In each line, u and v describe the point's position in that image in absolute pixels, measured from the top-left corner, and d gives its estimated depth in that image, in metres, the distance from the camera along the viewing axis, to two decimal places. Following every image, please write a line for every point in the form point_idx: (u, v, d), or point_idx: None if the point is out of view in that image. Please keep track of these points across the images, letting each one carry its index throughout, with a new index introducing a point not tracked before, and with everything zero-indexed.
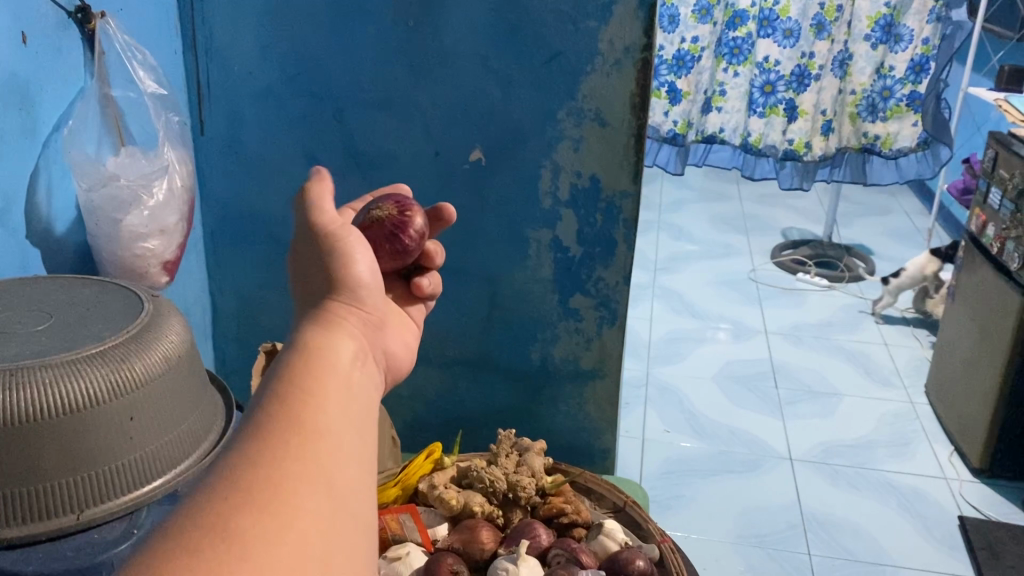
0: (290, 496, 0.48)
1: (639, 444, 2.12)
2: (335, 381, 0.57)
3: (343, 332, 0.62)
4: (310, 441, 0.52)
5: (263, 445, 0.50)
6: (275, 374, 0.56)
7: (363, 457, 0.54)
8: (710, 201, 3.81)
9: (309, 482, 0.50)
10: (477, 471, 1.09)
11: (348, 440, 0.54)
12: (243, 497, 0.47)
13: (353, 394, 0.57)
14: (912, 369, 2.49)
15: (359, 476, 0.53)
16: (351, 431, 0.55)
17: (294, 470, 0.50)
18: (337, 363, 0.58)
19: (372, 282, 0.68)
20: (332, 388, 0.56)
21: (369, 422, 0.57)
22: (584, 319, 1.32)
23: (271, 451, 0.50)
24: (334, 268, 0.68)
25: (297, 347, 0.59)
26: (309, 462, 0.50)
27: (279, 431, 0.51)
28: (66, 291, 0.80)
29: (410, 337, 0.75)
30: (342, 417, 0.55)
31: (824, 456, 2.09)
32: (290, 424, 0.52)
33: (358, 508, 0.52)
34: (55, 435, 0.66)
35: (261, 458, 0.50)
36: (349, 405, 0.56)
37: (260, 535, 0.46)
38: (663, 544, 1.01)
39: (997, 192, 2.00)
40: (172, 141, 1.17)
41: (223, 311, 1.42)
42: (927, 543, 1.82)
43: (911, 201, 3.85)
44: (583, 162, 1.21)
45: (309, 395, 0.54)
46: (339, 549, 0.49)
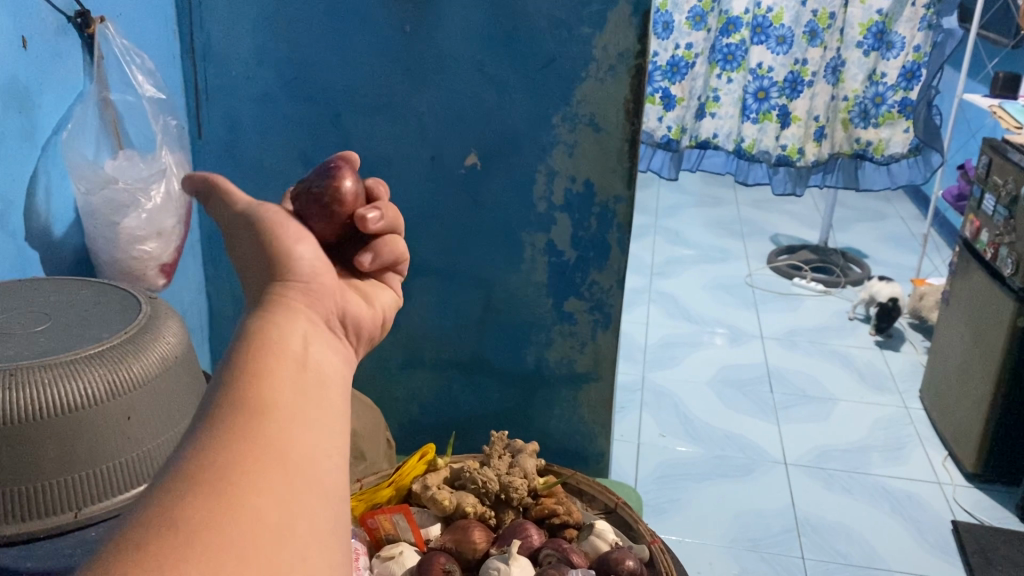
0: (242, 480, 0.45)
1: (634, 448, 2.12)
2: (286, 358, 0.54)
3: (287, 307, 0.58)
4: (261, 421, 0.49)
5: (210, 433, 0.48)
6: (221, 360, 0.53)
7: (323, 430, 0.52)
8: (706, 205, 3.82)
9: (263, 465, 0.47)
10: (470, 472, 1.10)
11: (303, 416, 0.51)
12: (194, 486, 0.44)
13: (307, 370, 0.54)
14: (906, 373, 2.50)
15: (320, 449, 0.50)
16: (309, 411, 0.52)
17: (245, 453, 0.47)
18: (288, 337, 0.55)
19: (313, 255, 0.64)
20: (282, 367, 0.53)
21: (328, 397, 0.54)
22: (578, 322, 1.33)
23: (218, 438, 0.47)
24: (272, 245, 0.64)
25: (241, 329, 0.56)
26: (262, 442, 0.48)
27: (228, 416, 0.49)
28: (65, 292, 0.81)
29: (380, 302, 0.71)
30: (296, 398, 0.52)
31: (818, 460, 2.10)
32: (238, 408, 0.49)
33: (321, 483, 0.49)
34: (52, 435, 0.67)
35: (209, 445, 0.47)
36: (303, 384, 0.53)
37: (213, 521, 0.43)
38: (653, 544, 1.02)
39: (990, 199, 2.02)
40: (170, 144, 1.18)
41: (220, 313, 1.43)
42: (919, 547, 1.83)
43: (906, 206, 3.86)
44: (577, 167, 1.22)
45: (256, 375, 0.51)
46: (302, 527, 0.46)
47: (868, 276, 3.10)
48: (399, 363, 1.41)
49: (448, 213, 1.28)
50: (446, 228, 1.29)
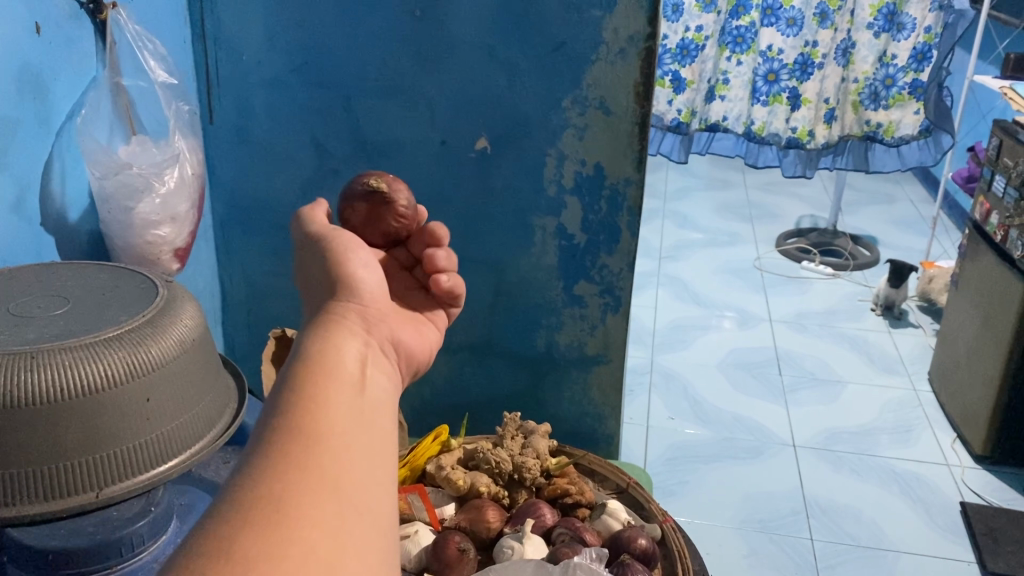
0: (297, 508, 0.44)
1: (643, 430, 2.13)
2: (343, 386, 0.53)
3: (345, 328, 0.59)
4: (315, 449, 0.47)
5: (263, 459, 0.46)
6: (276, 387, 0.52)
7: (375, 459, 0.50)
8: (714, 189, 3.81)
9: (320, 492, 0.45)
10: (483, 453, 1.11)
11: (355, 441, 0.49)
12: (248, 514, 0.43)
13: (360, 396, 0.53)
14: (915, 356, 2.50)
15: (370, 475, 0.49)
16: (362, 433, 0.50)
17: (298, 480, 0.45)
18: (342, 367, 0.54)
19: (369, 283, 0.65)
20: (334, 391, 0.52)
21: (379, 423, 0.53)
22: (588, 305, 1.33)
23: (270, 464, 0.46)
24: (335, 272, 0.65)
25: (296, 353, 0.55)
26: (320, 470, 0.46)
27: (280, 439, 0.47)
28: (82, 276, 0.82)
29: (422, 336, 0.70)
30: (349, 420, 0.50)
31: (826, 442, 2.11)
32: (293, 435, 0.48)
33: (375, 509, 0.47)
34: (75, 415, 0.68)
35: (265, 468, 0.46)
36: (356, 407, 0.52)
37: (268, 550, 0.41)
38: (664, 524, 1.04)
39: (1000, 180, 2.01)
40: (183, 130, 1.19)
41: (232, 296, 1.44)
42: (929, 529, 1.83)
43: (916, 189, 3.85)
44: (587, 150, 1.22)
45: (310, 402, 0.50)
46: (352, 553, 0.44)
47: (877, 259, 3.10)
48: None
49: (458, 197, 1.29)
50: (456, 211, 1.30)
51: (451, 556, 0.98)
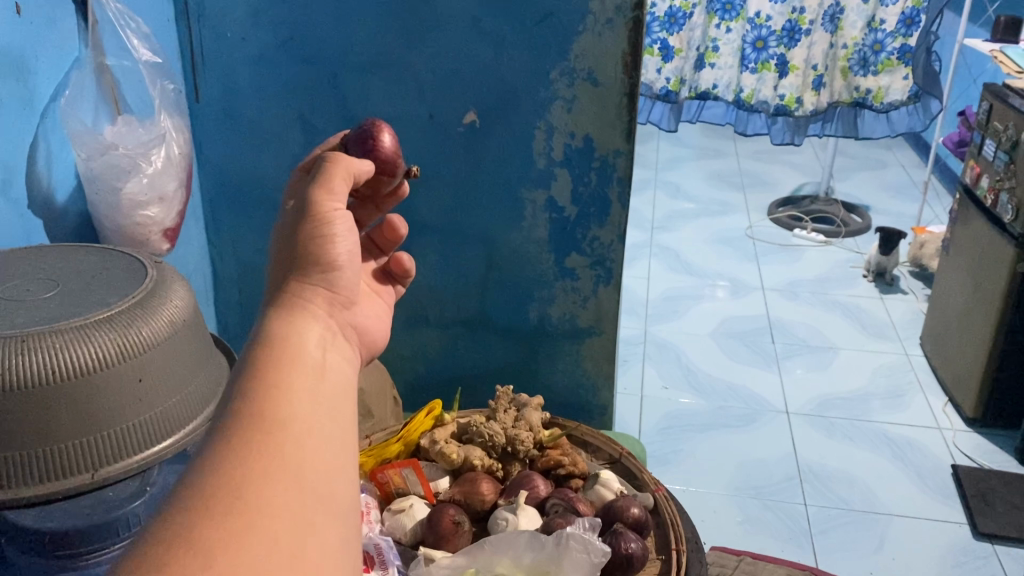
0: (260, 494, 0.44)
1: (637, 400, 2.15)
2: (304, 372, 0.53)
3: (310, 313, 0.59)
4: (277, 436, 0.48)
5: (229, 443, 0.47)
6: (238, 373, 0.52)
7: (337, 443, 0.50)
8: (706, 158, 3.81)
9: (281, 478, 0.46)
10: (476, 426, 1.11)
11: (320, 426, 0.50)
12: (210, 501, 0.43)
13: (323, 382, 0.53)
14: (906, 322, 2.51)
15: (334, 459, 0.49)
16: (327, 419, 0.51)
17: (263, 467, 0.46)
18: (302, 352, 0.54)
19: (344, 261, 0.63)
20: (298, 377, 0.52)
21: (343, 407, 0.53)
22: (580, 278, 1.34)
23: (234, 450, 0.46)
24: (309, 244, 0.63)
25: (256, 336, 0.55)
26: (282, 457, 0.47)
27: (245, 425, 0.48)
28: (71, 259, 0.82)
29: (379, 313, 0.72)
30: (313, 405, 0.51)
31: (819, 408, 2.13)
32: (255, 422, 0.48)
33: (338, 495, 0.48)
34: (66, 397, 0.68)
35: (230, 454, 0.46)
36: (320, 392, 0.52)
37: (231, 538, 0.42)
38: (657, 493, 1.05)
39: (991, 144, 2.01)
40: (168, 109, 1.18)
41: (223, 275, 1.44)
42: (922, 492, 1.85)
43: (907, 154, 3.86)
44: (576, 122, 1.22)
45: (271, 388, 0.50)
46: (314, 539, 0.45)
47: (869, 225, 3.10)
48: (404, 322, 1.42)
49: (447, 172, 1.29)
50: (446, 185, 1.30)
51: (446, 529, 0.98)
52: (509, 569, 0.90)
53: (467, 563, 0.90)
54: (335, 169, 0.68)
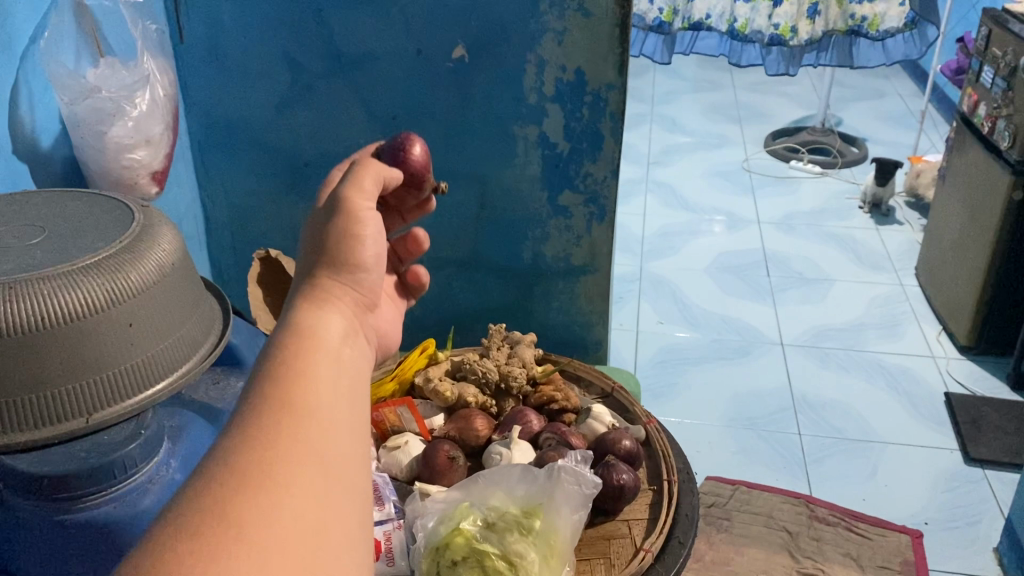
0: (278, 493, 0.44)
1: (632, 335, 2.16)
2: (326, 360, 0.52)
3: (334, 310, 0.56)
4: (300, 426, 0.47)
5: (248, 436, 0.46)
6: (260, 361, 0.51)
7: (356, 436, 0.50)
8: (701, 91, 3.77)
9: (304, 472, 0.45)
10: (470, 363, 1.12)
11: (339, 421, 0.49)
12: (231, 490, 0.43)
13: (343, 376, 0.52)
14: (902, 252, 2.52)
15: (350, 456, 0.49)
16: (346, 413, 0.50)
17: (280, 465, 0.45)
18: (325, 341, 0.53)
19: (373, 261, 0.60)
20: (320, 370, 0.51)
21: (360, 402, 0.52)
22: (573, 215, 1.33)
23: (254, 445, 0.45)
24: (336, 242, 0.60)
25: (279, 326, 0.54)
26: (304, 448, 0.46)
27: (266, 419, 0.47)
28: (58, 204, 0.82)
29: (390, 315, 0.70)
30: (333, 401, 0.50)
31: (814, 339, 2.14)
32: (279, 415, 0.47)
33: (353, 495, 0.47)
34: (58, 343, 0.68)
35: (248, 449, 0.45)
36: (341, 384, 0.51)
37: (247, 540, 0.42)
38: (648, 426, 1.07)
39: (989, 71, 1.98)
40: (151, 50, 1.16)
41: (216, 219, 1.44)
42: (915, 420, 1.88)
43: (905, 83, 3.81)
44: (567, 55, 1.19)
45: (295, 375, 0.49)
46: (330, 542, 0.44)
47: (866, 156, 3.08)
48: None
49: (437, 108, 1.27)
50: (437, 122, 1.28)
51: (441, 464, 1.00)
52: (502, 501, 0.91)
53: (463, 496, 0.92)
54: (365, 171, 0.65)
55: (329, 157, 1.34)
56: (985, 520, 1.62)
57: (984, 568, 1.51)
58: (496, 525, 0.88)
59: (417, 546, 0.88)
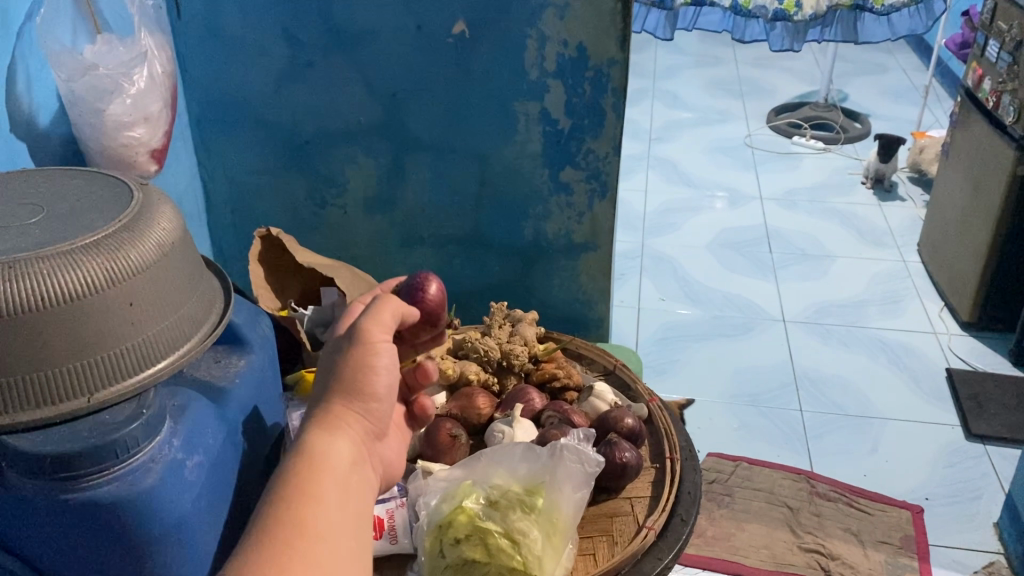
0: None
1: (634, 312, 2.16)
2: (333, 485, 0.62)
3: (342, 440, 0.65)
4: (307, 542, 0.57)
5: (265, 547, 0.56)
6: (277, 481, 0.61)
7: (355, 549, 0.60)
8: (704, 66, 3.74)
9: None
10: (472, 341, 1.12)
11: (341, 539, 0.59)
12: None
13: (347, 499, 0.62)
14: (905, 228, 2.51)
15: (351, 569, 0.58)
16: (347, 532, 0.60)
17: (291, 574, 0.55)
18: (332, 468, 0.63)
19: (384, 394, 0.67)
20: (327, 493, 0.61)
21: (360, 522, 0.62)
22: (575, 192, 1.32)
23: (270, 555, 0.55)
24: (353, 372, 0.66)
25: (296, 450, 0.63)
26: (311, 563, 0.56)
27: (281, 533, 0.57)
28: (56, 183, 0.81)
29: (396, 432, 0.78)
30: (337, 521, 0.60)
31: (815, 316, 2.14)
32: (292, 530, 0.57)
33: None
34: (57, 324, 0.67)
35: (265, 560, 0.55)
36: (343, 506, 0.61)
37: None
38: (651, 404, 1.07)
39: (994, 45, 1.96)
40: (149, 27, 1.15)
41: (215, 198, 1.43)
42: (916, 396, 1.88)
43: (908, 57, 3.78)
44: (569, 30, 1.18)
45: (309, 497, 0.60)
46: None
47: (868, 131, 3.07)
48: (399, 241, 1.42)
49: (438, 84, 1.26)
50: (438, 98, 1.27)
51: (443, 442, 1.00)
52: (505, 479, 0.91)
53: (465, 475, 0.92)
54: (387, 305, 0.71)
55: (329, 134, 1.33)
56: (985, 495, 1.63)
57: (984, 543, 1.51)
58: (499, 503, 0.88)
59: (420, 523, 0.88)
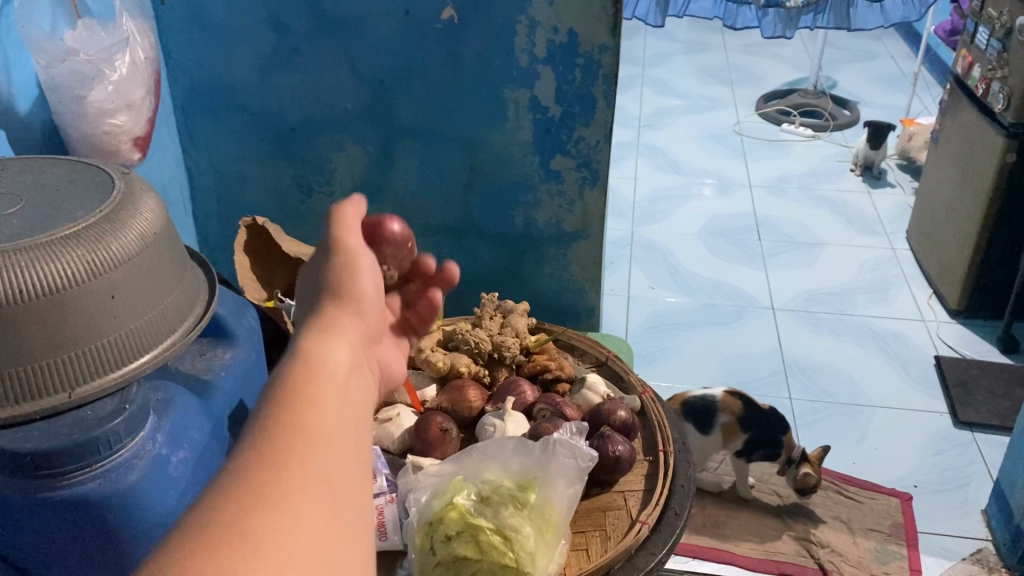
0: (291, 507, 0.44)
1: (624, 301, 2.15)
2: (336, 383, 0.52)
3: (342, 338, 0.57)
4: (307, 443, 0.47)
5: (261, 450, 0.46)
6: (272, 382, 0.51)
7: (361, 456, 0.50)
8: (693, 53, 3.73)
9: (314, 483, 0.45)
10: (463, 333, 1.11)
11: (345, 442, 0.49)
12: (246, 499, 0.43)
13: (351, 400, 0.52)
14: (894, 215, 2.51)
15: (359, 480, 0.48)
16: (352, 437, 0.50)
17: (290, 479, 0.45)
18: (332, 370, 0.53)
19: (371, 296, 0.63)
20: (330, 391, 0.51)
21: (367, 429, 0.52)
22: (566, 180, 1.31)
23: (268, 458, 0.45)
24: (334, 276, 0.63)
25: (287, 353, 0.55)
26: (315, 466, 0.46)
27: (279, 433, 0.47)
28: (34, 172, 0.79)
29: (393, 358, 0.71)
30: (342, 422, 0.50)
31: (805, 303, 2.14)
32: (292, 431, 0.47)
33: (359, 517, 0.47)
34: (36, 317, 0.66)
35: (262, 462, 0.45)
36: (349, 408, 0.52)
37: (255, 551, 0.41)
38: (643, 395, 1.06)
39: (984, 31, 1.95)
40: (130, 12, 1.12)
41: (200, 185, 1.41)
42: (905, 383, 1.88)
43: (897, 44, 3.79)
44: (559, 16, 1.16)
45: (309, 396, 0.50)
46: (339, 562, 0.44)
47: (858, 118, 3.06)
48: None
49: (426, 71, 1.24)
50: (425, 83, 1.26)
51: (433, 437, 0.99)
52: (496, 475, 0.90)
53: (456, 471, 0.91)
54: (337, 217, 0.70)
55: (317, 121, 1.31)
56: (973, 482, 1.63)
57: (972, 531, 1.51)
58: (491, 499, 0.87)
59: (411, 521, 0.87)
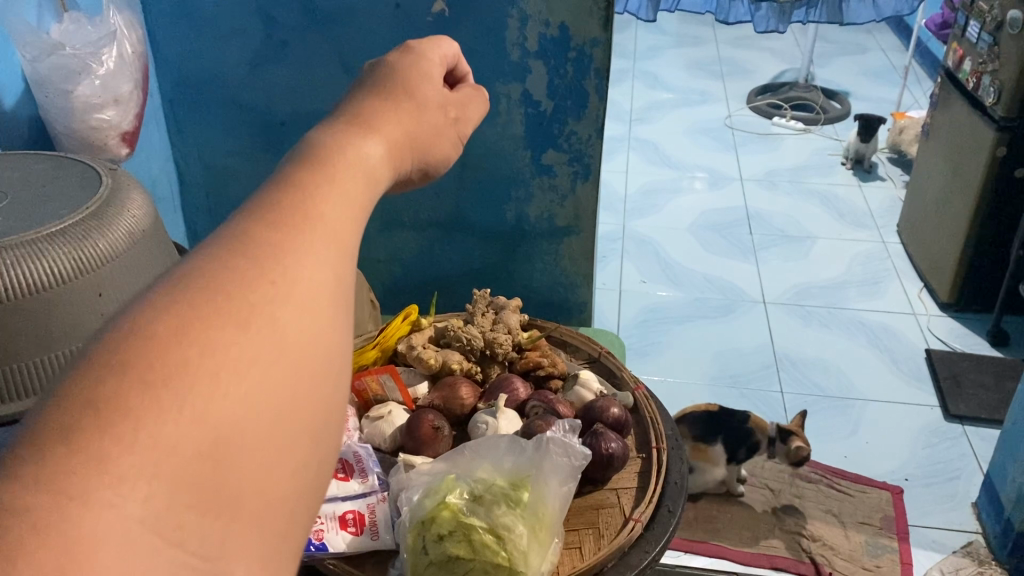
0: (280, 293, 0.36)
1: (616, 295, 2.15)
2: (359, 178, 0.44)
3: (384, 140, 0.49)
4: (312, 228, 0.39)
5: (256, 225, 0.38)
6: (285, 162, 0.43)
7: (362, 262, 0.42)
8: (684, 46, 3.72)
9: (311, 275, 0.37)
10: (455, 330, 1.11)
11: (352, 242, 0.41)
12: (237, 275, 0.35)
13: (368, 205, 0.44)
14: (885, 209, 2.51)
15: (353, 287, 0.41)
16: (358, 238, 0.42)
17: (286, 264, 0.37)
18: (363, 166, 0.45)
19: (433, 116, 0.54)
20: (349, 185, 0.43)
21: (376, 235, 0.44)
22: (558, 174, 1.30)
23: (264, 235, 0.37)
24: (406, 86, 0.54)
25: (303, 150, 0.44)
26: (315, 257, 0.38)
27: (282, 213, 0.39)
28: (21, 167, 0.78)
29: None
30: (353, 219, 0.42)
31: (797, 297, 2.14)
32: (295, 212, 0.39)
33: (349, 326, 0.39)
34: (19, 317, 0.65)
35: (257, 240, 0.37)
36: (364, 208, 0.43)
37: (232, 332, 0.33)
38: (636, 391, 1.05)
39: (975, 25, 1.95)
40: (117, 4, 1.11)
41: (189, 178, 1.39)
42: (896, 377, 1.88)
43: (888, 38, 3.79)
44: (551, 9, 1.16)
45: (325, 181, 0.42)
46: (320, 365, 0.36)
47: (849, 112, 3.06)
48: (379, 225, 1.40)
49: None
50: None
51: (426, 434, 0.98)
52: (489, 473, 0.90)
53: (448, 470, 0.91)
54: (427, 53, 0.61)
55: (307, 115, 1.30)
56: (963, 475, 1.63)
57: (963, 523, 1.52)
58: (483, 498, 0.86)
59: (403, 520, 0.86)
